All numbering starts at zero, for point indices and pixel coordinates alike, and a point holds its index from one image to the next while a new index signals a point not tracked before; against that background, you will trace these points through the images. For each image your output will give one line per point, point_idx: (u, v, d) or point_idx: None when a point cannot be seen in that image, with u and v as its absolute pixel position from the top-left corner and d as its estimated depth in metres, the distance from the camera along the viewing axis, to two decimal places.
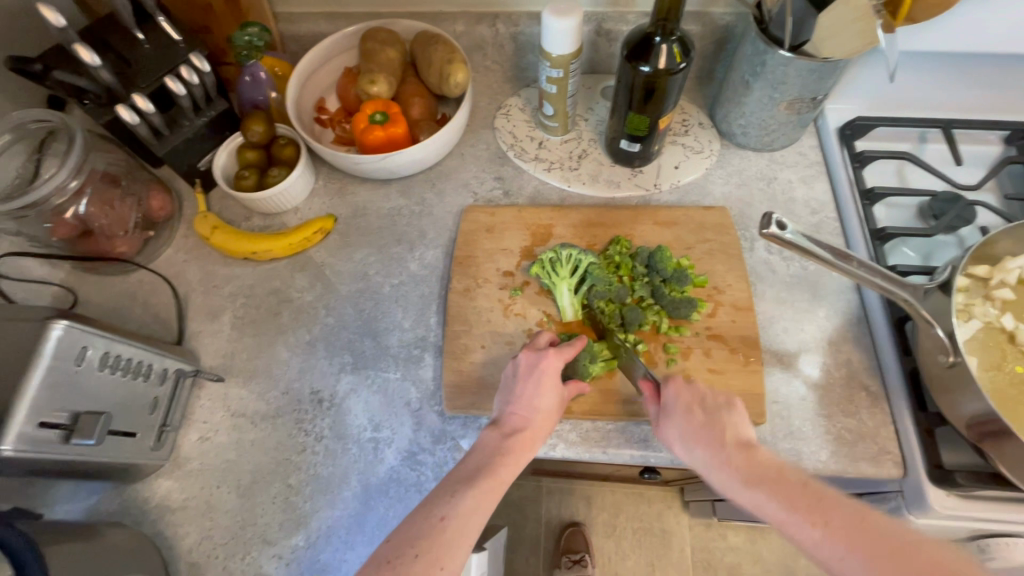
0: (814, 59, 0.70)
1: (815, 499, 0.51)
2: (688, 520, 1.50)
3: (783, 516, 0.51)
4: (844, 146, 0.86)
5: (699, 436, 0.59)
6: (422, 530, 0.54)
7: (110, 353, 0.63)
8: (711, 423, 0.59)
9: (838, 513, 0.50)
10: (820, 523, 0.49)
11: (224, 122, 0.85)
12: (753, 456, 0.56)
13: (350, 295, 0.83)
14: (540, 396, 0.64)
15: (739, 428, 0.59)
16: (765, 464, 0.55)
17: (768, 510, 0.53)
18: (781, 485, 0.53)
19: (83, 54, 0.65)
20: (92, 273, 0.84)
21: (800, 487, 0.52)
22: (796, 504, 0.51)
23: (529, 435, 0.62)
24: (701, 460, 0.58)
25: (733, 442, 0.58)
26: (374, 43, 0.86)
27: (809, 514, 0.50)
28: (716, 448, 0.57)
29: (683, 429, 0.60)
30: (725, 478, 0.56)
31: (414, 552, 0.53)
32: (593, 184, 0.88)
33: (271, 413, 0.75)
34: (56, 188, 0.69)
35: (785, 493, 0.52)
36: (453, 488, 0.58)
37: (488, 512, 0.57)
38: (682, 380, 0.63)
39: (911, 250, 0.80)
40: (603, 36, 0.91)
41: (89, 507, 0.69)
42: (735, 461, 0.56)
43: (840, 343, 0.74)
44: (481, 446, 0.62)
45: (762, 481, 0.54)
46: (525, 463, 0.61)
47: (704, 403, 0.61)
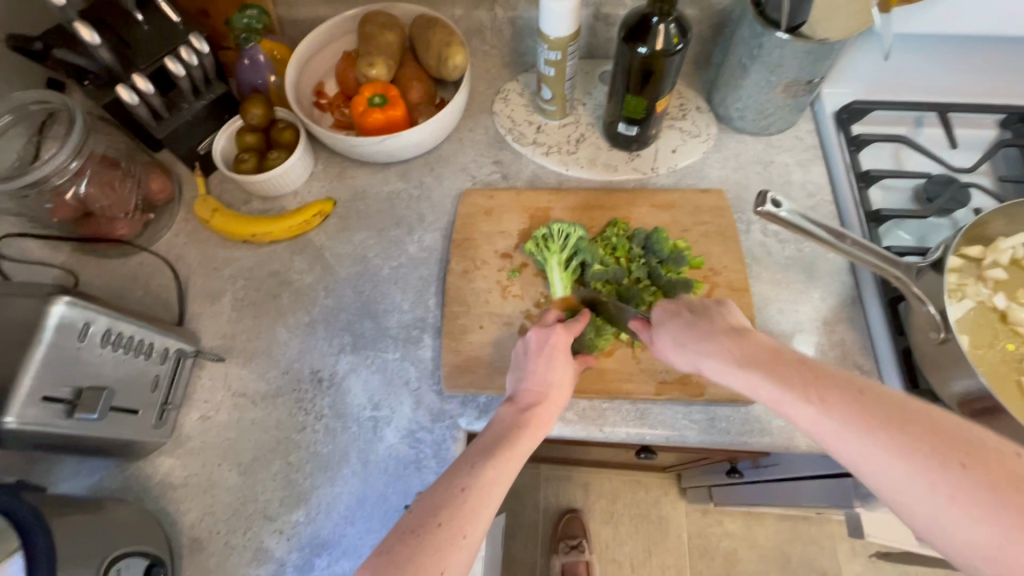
0: (810, 41, 0.71)
1: (811, 376, 0.50)
2: (684, 506, 1.52)
3: (777, 396, 0.50)
4: (841, 130, 0.87)
5: (687, 326, 0.61)
6: (445, 500, 0.53)
7: (113, 330, 0.64)
8: (701, 322, 0.60)
9: (836, 386, 0.48)
10: (818, 395, 0.48)
11: (223, 105, 0.85)
12: (745, 338, 0.57)
13: (349, 277, 0.83)
14: (553, 371, 0.65)
15: (728, 317, 0.61)
16: (759, 342, 0.55)
17: (762, 390, 0.52)
18: (776, 363, 0.52)
19: (84, 33, 0.65)
20: (92, 255, 0.85)
21: (798, 366, 0.51)
22: (792, 381, 0.50)
23: (545, 410, 0.63)
24: (696, 354, 0.58)
25: (724, 326, 0.59)
26: (373, 27, 0.86)
27: (805, 390, 0.49)
28: (711, 339, 0.58)
29: (675, 331, 0.61)
30: (715, 363, 0.56)
31: (437, 521, 0.51)
32: (591, 168, 0.89)
33: (271, 393, 0.76)
34: (57, 169, 0.69)
35: (776, 369, 0.51)
36: (472, 460, 0.57)
37: (507, 485, 0.57)
38: (665, 302, 0.66)
39: (906, 232, 0.81)
40: (602, 20, 0.91)
41: (93, 484, 0.70)
42: (729, 343, 0.56)
43: (834, 324, 0.75)
44: (497, 421, 0.63)
45: (756, 362, 0.53)
46: (541, 439, 0.62)
47: (693, 310, 0.63)
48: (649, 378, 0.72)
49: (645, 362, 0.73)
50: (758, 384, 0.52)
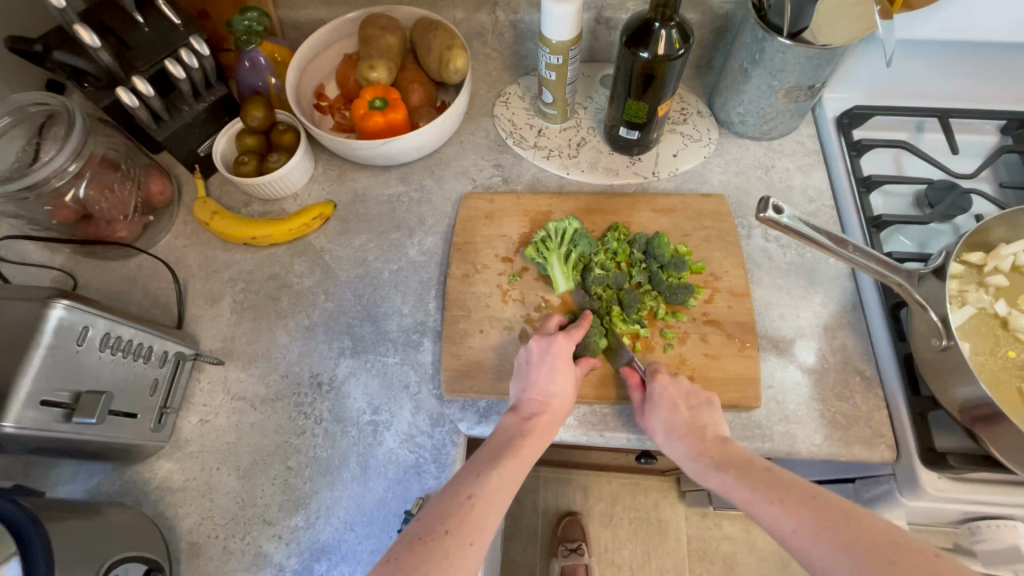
0: (812, 46, 0.70)
1: (773, 485, 0.53)
2: (684, 509, 1.52)
3: (747, 498, 0.54)
4: (842, 135, 0.87)
5: (673, 409, 0.65)
6: (452, 508, 0.54)
7: (111, 334, 0.63)
8: (692, 419, 0.64)
9: (789, 488, 0.52)
10: (778, 502, 0.52)
11: (223, 108, 0.85)
12: (724, 447, 0.61)
13: (349, 280, 0.83)
14: (555, 380, 0.66)
15: (715, 424, 0.65)
16: (738, 454, 0.60)
17: (737, 492, 0.56)
18: (746, 470, 0.57)
19: (83, 35, 0.65)
20: (91, 257, 0.84)
21: (762, 470, 0.56)
22: (758, 485, 0.54)
23: (546, 421, 0.64)
24: (682, 453, 0.63)
25: (710, 434, 0.63)
26: (374, 30, 0.86)
27: (768, 492, 0.53)
28: (694, 441, 0.62)
29: (668, 421, 0.64)
30: (696, 466, 0.61)
31: (445, 528, 0.52)
32: (592, 171, 0.89)
33: (271, 397, 0.75)
34: (56, 171, 0.69)
35: (750, 476, 0.56)
36: (478, 469, 0.58)
37: (512, 493, 0.58)
38: (665, 373, 0.69)
39: (906, 238, 0.81)
40: (603, 24, 0.91)
41: (91, 487, 0.70)
42: (711, 452, 0.61)
43: (835, 329, 0.75)
44: (501, 431, 0.63)
45: (727, 463, 0.59)
46: (542, 449, 0.63)
47: (687, 395, 0.67)
48: None
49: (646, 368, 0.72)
50: (733, 486, 0.56)
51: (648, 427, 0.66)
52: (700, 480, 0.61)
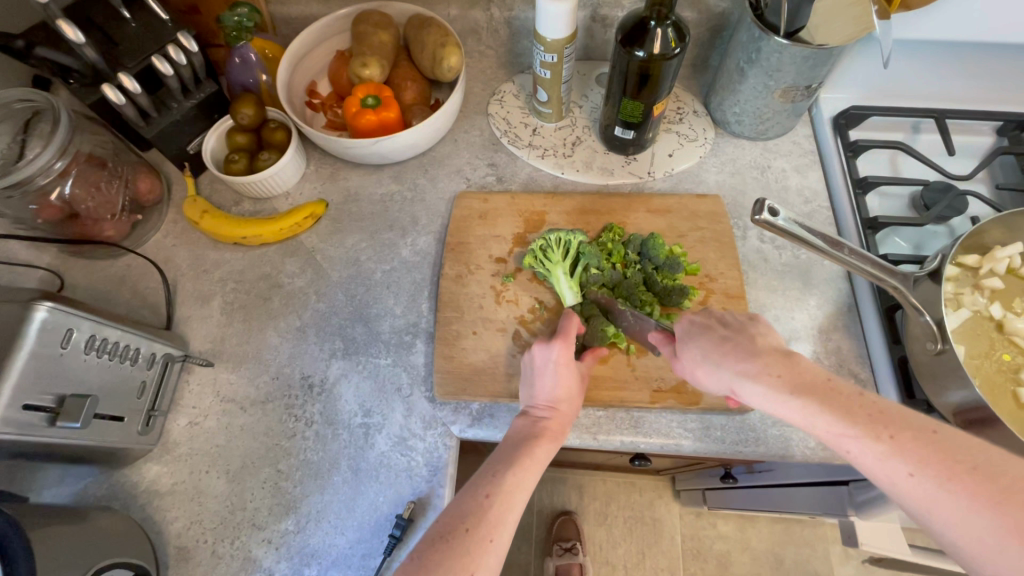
0: (808, 46, 0.70)
1: (878, 417, 0.49)
2: (678, 508, 1.52)
3: (839, 430, 0.50)
4: (838, 136, 0.86)
5: (732, 334, 0.62)
6: (471, 507, 0.55)
7: (96, 336, 0.62)
8: (743, 342, 0.60)
9: (903, 427, 0.48)
10: (886, 437, 0.48)
11: (213, 105, 0.84)
12: (789, 362, 0.56)
13: (341, 281, 0.82)
14: (560, 384, 0.65)
15: (767, 338, 0.61)
16: (811, 370, 0.55)
17: (818, 421, 0.51)
18: (831, 395, 0.52)
19: (67, 31, 0.64)
20: (78, 257, 0.83)
21: (854, 397, 0.51)
22: (857, 418, 0.50)
23: (557, 423, 0.63)
24: (732, 374, 0.58)
25: (771, 349, 0.58)
26: (367, 26, 0.85)
27: (873, 428, 0.49)
28: (753, 359, 0.57)
29: (706, 346, 0.62)
30: (755, 390, 0.56)
31: (465, 526, 0.53)
32: (587, 171, 0.88)
33: (261, 399, 0.74)
34: (41, 169, 0.68)
35: (841, 404, 0.51)
36: (493, 469, 0.59)
37: (530, 491, 0.58)
38: (691, 315, 0.67)
39: (902, 239, 0.80)
40: (599, 22, 0.90)
41: (77, 492, 0.69)
42: (777, 369, 0.55)
43: (830, 332, 0.75)
44: (513, 434, 0.63)
45: (810, 387, 0.53)
46: (557, 448, 0.62)
47: (725, 318, 0.65)
48: (644, 386, 0.71)
49: (640, 371, 0.72)
50: (815, 415, 0.51)
51: (685, 370, 0.65)
52: (758, 404, 0.56)
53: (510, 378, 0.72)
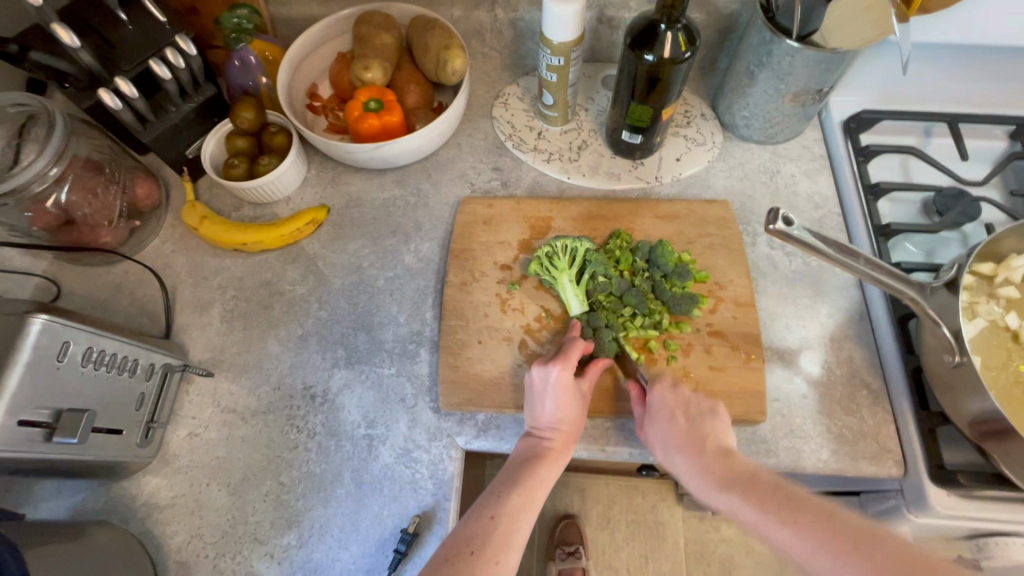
0: (822, 50, 0.68)
1: (787, 502, 0.53)
2: (681, 512, 1.51)
3: (756, 518, 0.53)
4: (849, 139, 0.85)
5: (688, 417, 0.64)
6: (477, 530, 0.57)
7: (93, 349, 0.61)
8: (691, 428, 0.62)
9: (805, 511, 0.51)
10: (790, 521, 0.51)
11: (212, 108, 0.82)
12: (729, 460, 0.59)
13: (343, 288, 0.81)
14: (562, 405, 0.64)
15: (716, 431, 0.63)
16: (743, 468, 0.58)
17: (743, 513, 0.55)
18: (753, 491, 0.55)
19: (61, 34, 0.62)
20: (76, 263, 0.82)
21: (768, 487, 0.55)
22: (768, 506, 0.53)
23: (560, 442, 0.64)
24: (682, 465, 0.61)
25: (715, 448, 0.61)
26: (369, 28, 0.83)
27: (779, 512, 0.52)
28: (698, 454, 0.61)
29: (668, 433, 0.63)
30: (700, 483, 0.59)
31: (470, 549, 0.56)
32: (593, 176, 0.86)
33: (262, 409, 0.73)
34: (35, 176, 0.66)
35: (754, 494, 0.55)
36: (498, 489, 0.61)
37: (535, 510, 0.61)
38: (671, 385, 0.66)
39: (914, 246, 0.79)
40: (605, 23, 0.88)
41: (75, 506, 0.68)
42: (713, 466, 0.59)
43: (842, 341, 0.73)
44: (516, 454, 0.65)
45: (739, 481, 0.57)
46: (562, 467, 0.63)
47: (690, 405, 0.64)
48: None
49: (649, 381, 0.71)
50: (741, 507, 0.55)
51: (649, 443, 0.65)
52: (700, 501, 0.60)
53: (516, 388, 0.71)
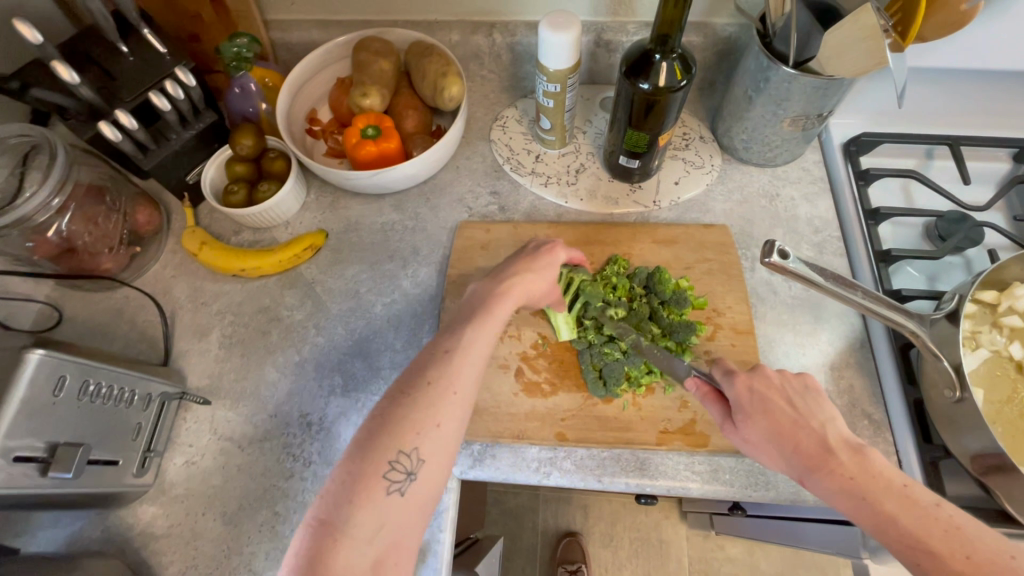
0: (819, 77, 0.68)
1: (953, 535, 0.50)
2: (686, 529, 1.49)
3: (911, 542, 0.51)
4: (849, 163, 0.84)
5: (798, 408, 0.61)
6: (431, 362, 0.60)
7: (89, 382, 0.61)
8: (807, 423, 0.59)
9: (979, 548, 0.49)
10: (963, 558, 0.49)
11: (212, 135, 0.83)
12: (868, 459, 0.56)
13: (340, 313, 0.81)
14: (531, 264, 0.71)
15: (832, 422, 0.60)
16: (886, 469, 0.55)
17: (892, 530, 0.52)
18: (908, 505, 0.52)
19: (62, 72, 0.62)
20: (77, 289, 0.82)
21: (930, 507, 0.52)
22: (930, 532, 0.50)
23: (517, 293, 0.68)
24: (801, 467, 0.58)
25: (840, 442, 0.58)
26: (367, 55, 0.84)
27: (949, 547, 0.49)
28: (827, 455, 0.57)
29: (773, 430, 0.59)
30: (828, 485, 0.55)
31: (427, 380, 0.58)
32: (591, 200, 0.86)
33: (259, 437, 0.73)
34: (39, 207, 0.67)
35: (917, 515, 0.51)
36: (452, 332, 0.64)
37: (490, 336, 0.64)
38: (747, 376, 0.63)
39: (915, 272, 0.78)
40: (603, 47, 0.89)
41: (72, 534, 0.68)
42: (850, 465, 0.55)
43: (842, 369, 0.72)
44: (473, 296, 0.68)
45: (886, 492, 0.53)
46: (510, 306, 0.67)
47: (784, 389, 0.62)
48: (651, 427, 0.69)
49: (646, 411, 0.70)
50: (892, 526, 0.52)
51: (735, 438, 0.62)
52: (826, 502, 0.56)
53: (512, 418, 0.70)
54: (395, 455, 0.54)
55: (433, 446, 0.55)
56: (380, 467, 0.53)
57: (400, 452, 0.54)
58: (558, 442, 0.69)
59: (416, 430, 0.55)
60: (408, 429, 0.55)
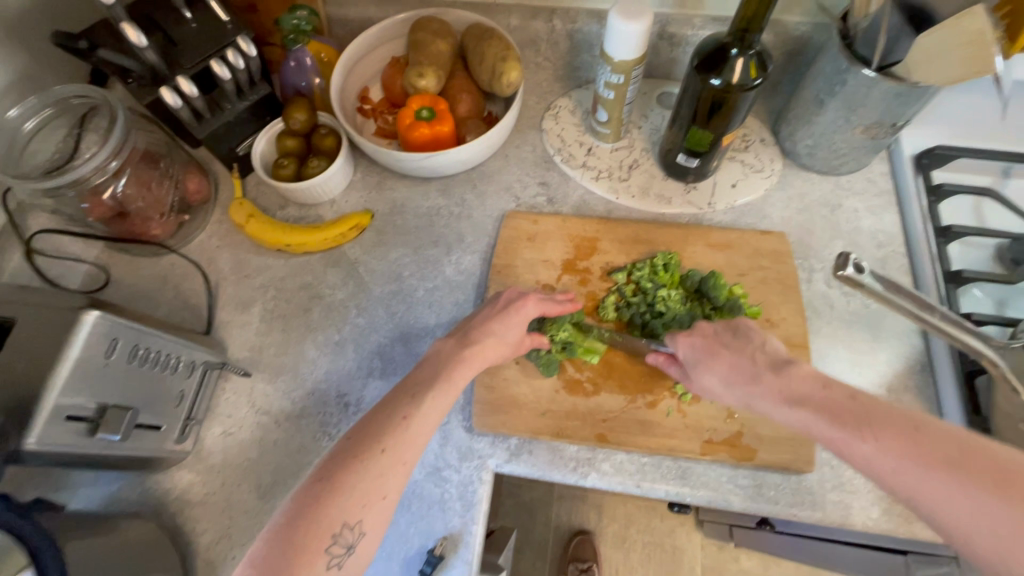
0: (901, 83, 0.64)
1: (863, 418, 0.49)
2: (700, 538, 1.47)
3: (830, 435, 0.50)
4: (920, 176, 0.80)
5: (734, 345, 0.62)
6: (388, 428, 0.57)
7: (139, 346, 0.61)
8: (743, 354, 0.60)
9: (888, 424, 0.48)
10: (871, 438, 0.48)
11: (266, 107, 0.82)
12: (790, 372, 0.56)
13: (382, 296, 0.80)
14: (495, 320, 0.67)
15: (769, 348, 0.61)
16: (807, 378, 0.55)
17: (817, 430, 0.52)
18: (824, 404, 0.52)
19: (130, 34, 0.63)
20: (125, 253, 0.83)
21: (846, 401, 0.51)
22: (844, 421, 0.50)
23: (484, 352, 0.65)
24: (740, 393, 0.59)
25: (766, 364, 0.58)
26: (425, 35, 0.82)
27: (858, 429, 0.49)
28: (751, 380, 0.58)
29: (712, 368, 0.61)
30: (763, 403, 0.57)
31: (382, 448, 0.55)
32: (643, 198, 0.84)
33: (295, 413, 0.73)
34: (96, 168, 0.67)
35: (830, 413, 0.51)
36: (410, 392, 0.60)
37: (448, 408, 0.61)
38: (687, 333, 0.65)
39: (983, 295, 0.74)
40: (666, 39, 0.86)
41: (110, 495, 0.69)
42: (770, 380, 0.57)
43: (900, 393, 0.69)
44: (437, 353, 0.66)
45: (806, 399, 0.53)
46: (472, 369, 0.64)
47: (722, 334, 0.64)
48: (695, 436, 0.67)
49: (692, 419, 0.68)
50: (812, 422, 0.52)
51: (696, 387, 0.64)
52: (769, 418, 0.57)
53: (551, 415, 0.69)
54: (338, 528, 0.51)
55: (377, 520, 0.54)
56: (322, 543, 0.50)
57: (344, 526, 0.52)
58: (598, 443, 0.67)
59: (363, 502, 0.53)
60: (355, 504, 0.52)
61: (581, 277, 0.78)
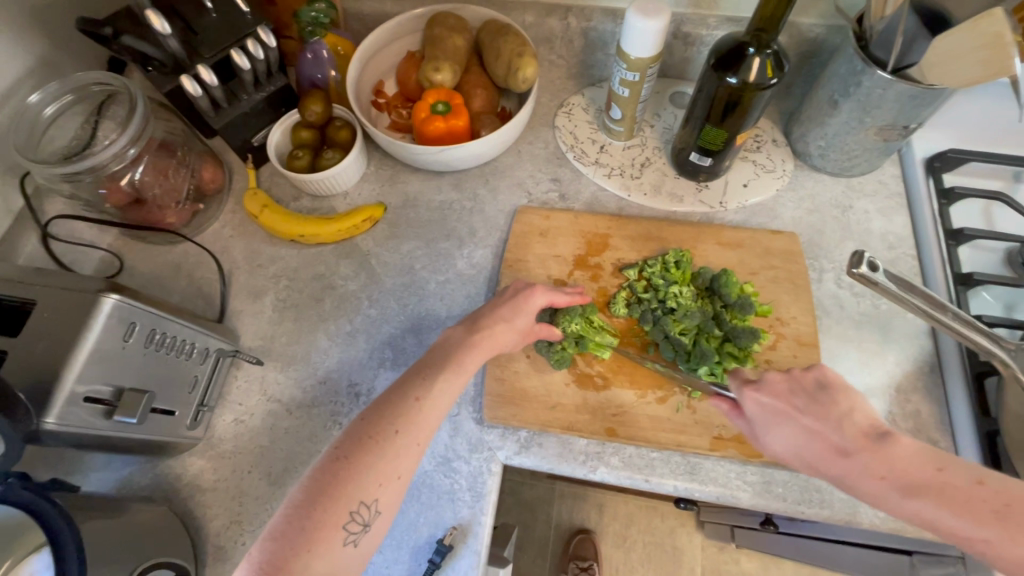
0: (917, 85, 0.65)
1: (1000, 512, 0.47)
2: (701, 539, 1.47)
3: (966, 533, 0.48)
4: (931, 179, 0.81)
5: (812, 408, 0.57)
6: (401, 410, 0.57)
7: (156, 331, 0.61)
8: (829, 423, 0.56)
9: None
10: (1022, 538, 0.46)
11: (282, 98, 0.83)
12: (893, 447, 0.52)
13: (394, 288, 0.81)
14: (507, 312, 0.68)
15: (858, 412, 0.56)
16: (913, 454, 0.52)
17: (942, 523, 0.49)
18: (943, 491, 0.49)
19: (153, 20, 0.64)
20: (139, 241, 0.84)
21: (970, 486, 0.49)
22: (981, 516, 0.47)
23: (497, 344, 0.66)
24: (835, 475, 0.54)
25: (860, 436, 0.54)
26: (442, 29, 0.83)
27: (1000, 527, 0.47)
28: (849, 458, 0.53)
29: (807, 447, 0.56)
30: (867, 488, 0.52)
31: (396, 429, 0.56)
32: (655, 196, 0.84)
33: (307, 402, 0.74)
34: (114, 156, 0.68)
35: (963, 506, 0.48)
36: (421, 374, 0.61)
37: (458, 393, 0.62)
38: (755, 389, 0.61)
39: (993, 298, 0.75)
40: (681, 39, 0.86)
41: (121, 479, 0.69)
42: (879, 466, 0.51)
43: (909, 393, 0.69)
44: (446, 340, 0.66)
45: (927, 487, 0.50)
46: (481, 355, 0.64)
47: (800, 397, 0.59)
48: (704, 432, 0.68)
49: (701, 415, 0.68)
50: (940, 517, 0.49)
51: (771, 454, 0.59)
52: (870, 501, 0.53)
53: (561, 409, 0.69)
54: (356, 506, 0.52)
55: (391, 497, 0.54)
56: (340, 519, 0.51)
57: (361, 504, 0.52)
58: (608, 437, 0.68)
59: (379, 481, 0.54)
60: (371, 482, 0.53)
61: (592, 273, 0.78)
